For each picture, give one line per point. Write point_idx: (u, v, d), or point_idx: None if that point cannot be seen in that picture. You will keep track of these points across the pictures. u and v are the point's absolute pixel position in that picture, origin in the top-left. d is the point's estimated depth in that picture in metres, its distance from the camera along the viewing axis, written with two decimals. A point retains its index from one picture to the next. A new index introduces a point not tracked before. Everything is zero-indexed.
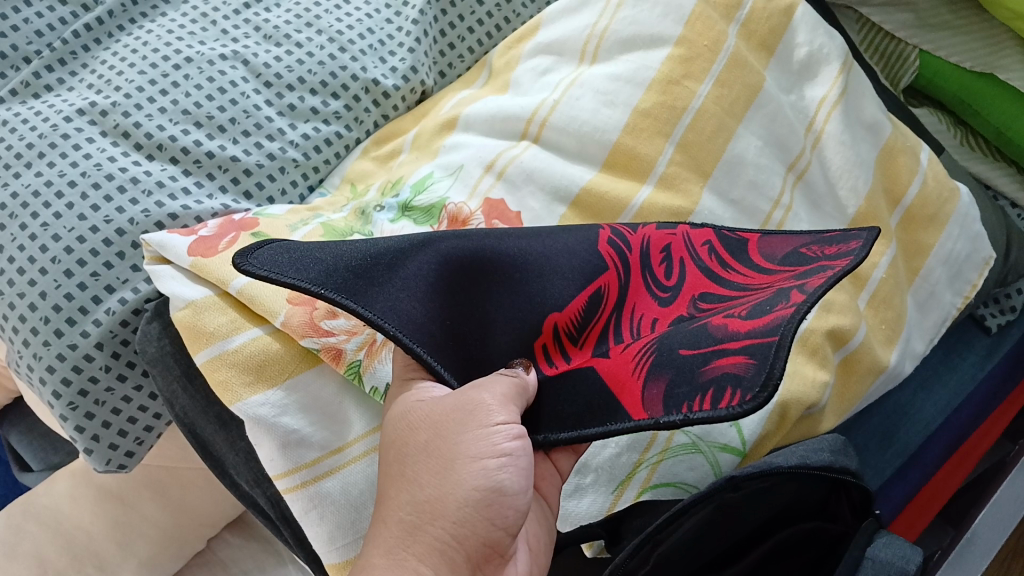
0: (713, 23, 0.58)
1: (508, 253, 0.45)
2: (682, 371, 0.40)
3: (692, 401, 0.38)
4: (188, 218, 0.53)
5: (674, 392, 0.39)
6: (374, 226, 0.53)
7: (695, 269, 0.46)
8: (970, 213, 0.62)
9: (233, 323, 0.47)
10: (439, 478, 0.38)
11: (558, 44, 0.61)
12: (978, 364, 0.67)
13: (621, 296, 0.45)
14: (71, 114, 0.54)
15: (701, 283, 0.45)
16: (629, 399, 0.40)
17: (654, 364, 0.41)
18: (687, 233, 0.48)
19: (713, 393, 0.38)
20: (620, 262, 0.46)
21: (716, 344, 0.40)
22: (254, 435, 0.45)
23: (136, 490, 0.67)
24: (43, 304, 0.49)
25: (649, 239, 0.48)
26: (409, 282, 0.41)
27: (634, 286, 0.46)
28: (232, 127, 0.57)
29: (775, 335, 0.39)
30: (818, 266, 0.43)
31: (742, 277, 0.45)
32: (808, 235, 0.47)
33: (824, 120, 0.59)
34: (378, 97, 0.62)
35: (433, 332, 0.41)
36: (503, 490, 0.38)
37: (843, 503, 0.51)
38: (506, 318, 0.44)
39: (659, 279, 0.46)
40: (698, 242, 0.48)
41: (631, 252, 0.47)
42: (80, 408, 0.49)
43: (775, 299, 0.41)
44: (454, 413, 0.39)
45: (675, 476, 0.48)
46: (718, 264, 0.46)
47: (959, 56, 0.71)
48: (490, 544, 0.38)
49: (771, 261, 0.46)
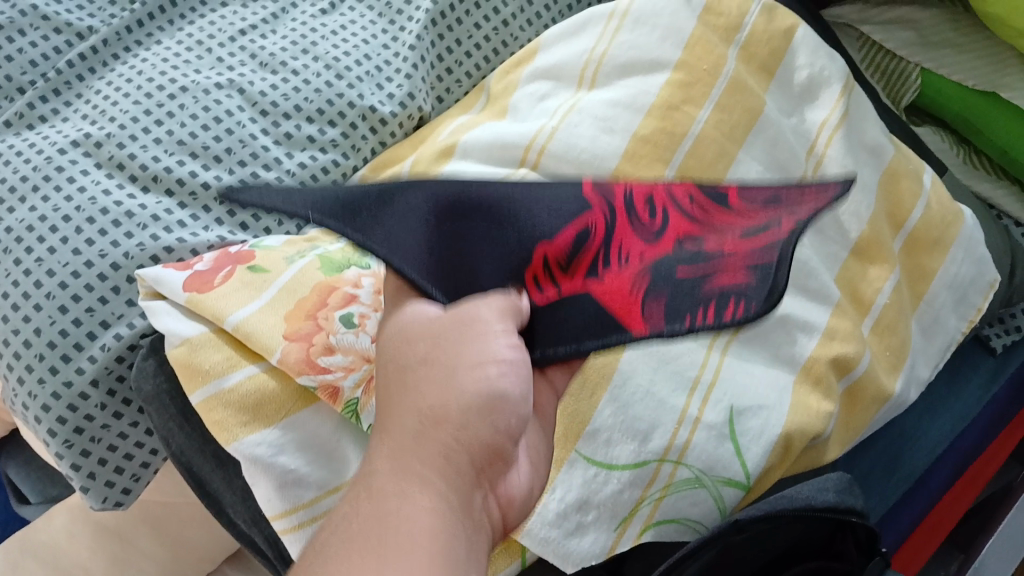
0: (712, 47, 0.58)
1: (498, 195, 0.53)
2: (678, 289, 0.51)
3: (696, 313, 0.50)
4: (184, 251, 0.52)
5: (673, 304, 0.50)
6: (372, 258, 0.52)
7: (678, 216, 0.54)
8: (974, 236, 0.61)
9: (229, 361, 0.46)
10: (441, 383, 0.41)
11: (556, 69, 0.60)
12: (983, 387, 0.66)
13: (609, 232, 0.52)
14: (65, 145, 0.54)
15: (683, 225, 0.54)
16: (630, 315, 0.49)
17: (650, 285, 0.51)
18: (669, 186, 0.54)
19: (715, 304, 0.51)
20: (607, 206, 0.53)
21: (705, 268, 0.52)
22: (250, 475, 0.45)
23: (134, 525, 0.64)
24: (39, 341, 0.49)
25: (631, 189, 0.54)
26: (402, 209, 0.53)
27: (619, 224, 0.53)
28: (228, 157, 0.56)
29: (776, 256, 0.53)
30: (770, 220, 0.55)
31: (727, 221, 0.54)
32: (775, 186, 0.57)
33: (825, 143, 0.59)
34: (375, 124, 0.62)
35: (421, 258, 0.50)
36: (504, 395, 0.41)
37: (848, 541, 0.48)
38: (495, 249, 0.52)
39: (643, 222, 0.53)
40: (681, 194, 0.54)
41: (615, 200, 0.53)
42: (75, 446, 0.49)
43: (762, 230, 0.54)
44: (454, 324, 0.44)
45: (679, 512, 0.47)
46: (701, 210, 0.54)
47: (962, 74, 0.70)
48: (492, 449, 0.40)
49: (751, 205, 0.55)
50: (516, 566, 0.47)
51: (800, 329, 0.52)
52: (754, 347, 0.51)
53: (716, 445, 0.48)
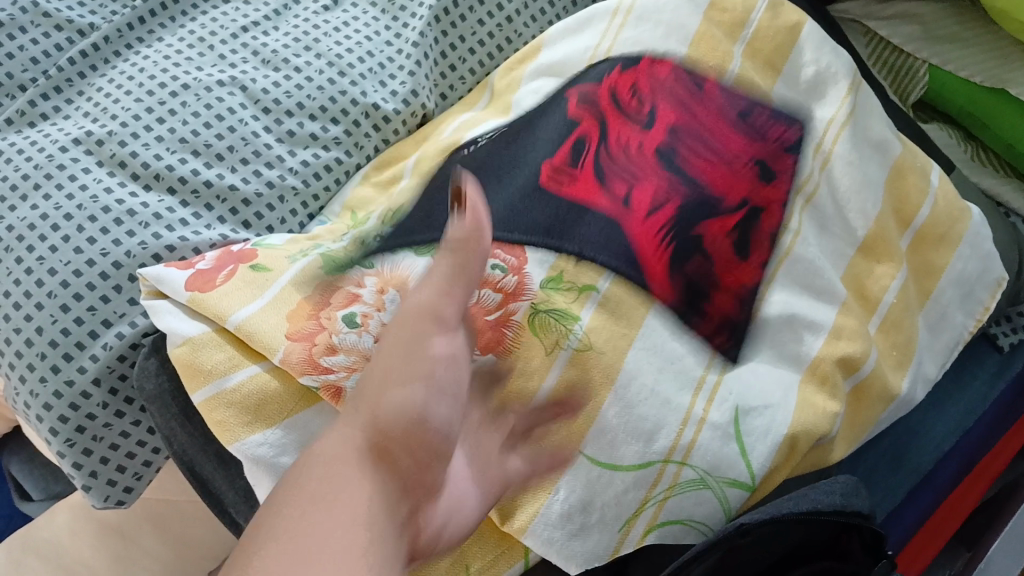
0: (716, 43, 0.58)
1: (496, 137, 0.57)
2: (693, 234, 0.52)
3: (709, 302, 0.52)
4: (186, 249, 0.52)
5: (685, 268, 0.52)
6: (375, 257, 0.50)
7: (663, 106, 0.56)
8: (981, 233, 0.61)
9: (230, 360, 0.46)
10: (375, 395, 0.40)
11: (560, 65, 0.60)
12: (990, 383, 0.66)
13: (602, 134, 0.55)
14: (67, 144, 0.54)
15: (673, 116, 0.55)
16: (654, 272, 0.51)
17: (672, 236, 0.52)
18: (649, 67, 0.57)
19: (716, 260, 0.53)
20: (593, 113, 0.55)
21: (707, 181, 0.54)
22: (253, 476, 0.44)
23: (136, 523, 0.65)
24: (40, 340, 0.49)
25: (617, 84, 0.56)
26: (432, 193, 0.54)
27: (612, 124, 0.55)
28: (230, 156, 0.56)
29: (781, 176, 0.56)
30: (778, 113, 0.58)
31: (721, 139, 0.55)
32: (750, 100, 0.58)
33: (832, 140, 0.57)
34: (378, 121, 0.61)
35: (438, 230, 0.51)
36: (429, 417, 0.40)
37: (854, 541, 0.47)
38: (504, 203, 0.52)
39: (632, 110, 0.56)
40: (659, 74, 0.57)
41: (602, 103, 0.56)
42: (77, 445, 0.49)
43: (769, 156, 0.56)
44: (406, 333, 0.41)
45: (684, 513, 0.47)
46: (691, 94, 0.56)
47: (968, 70, 0.70)
48: (421, 469, 0.39)
49: (738, 104, 0.57)
50: (519, 566, 0.47)
51: (805, 327, 0.52)
52: (759, 346, 0.52)
53: (722, 445, 0.47)
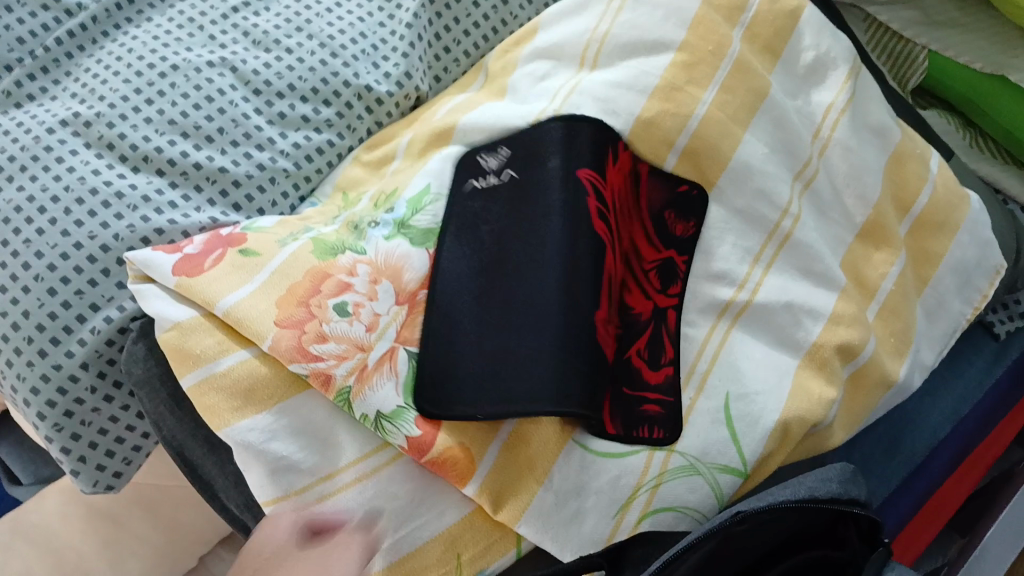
0: (716, 27, 0.56)
1: (511, 223, 0.49)
2: (634, 376, 0.48)
3: (648, 405, 0.47)
4: (175, 233, 0.51)
5: (635, 399, 0.47)
6: (368, 243, 0.50)
7: (624, 218, 0.51)
8: (980, 220, 0.60)
9: (220, 345, 0.45)
10: None
11: (556, 49, 0.59)
12: (986, 371, 0.65)
13: (609, 253, 0.48)
14: (54, 125, 0.53)
15: (629, 234, 0.52)
16: (613, 410, 0.46)
17: (619, 368, 0.48)
18: (624, 167, 0.53)
19: (654, 363, 0.49)
20: (598, 204, 0.49)
21: (650, 326, 0.50)
22: (242, 462, 0.44)
23: (125, 508, 0.63)
24: (26, 324, 0.48)
25: (613, 183, 0.51)
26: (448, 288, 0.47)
27: (615, 244, 0.49)
28: (221, 137, 0.55)
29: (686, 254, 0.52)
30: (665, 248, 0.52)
31: (649, 241, 0.53)
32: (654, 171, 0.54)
33: (830, 127, 0.58)
34: (371, 104, 0.61)
35: (460, 366, 0.45)
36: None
37: (850, 528, 0.47)
38: (528, 331, 0.45)
39: (610, 209, 0.50)
40: (625, 176, 0.53)
41: (604, 198, 0.50)
42: (65, 430, 0.48)
43: (683, 267, 0.52)
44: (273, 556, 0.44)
45: (676, 500, 0.46)
46: (652, 249, 0.52)
47: (968, 56, 0.69)
48: None
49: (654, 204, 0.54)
50: (510, 556, 0.47)
51: (805, 314, 0.52)
52: (754, 331, 0.52)
53: (712, 429, 0.47)
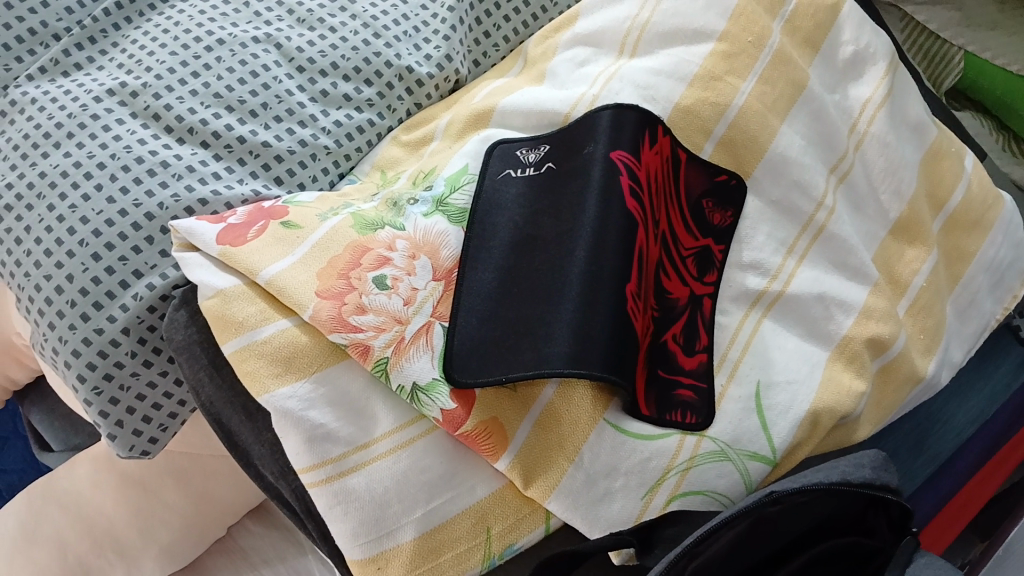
0: (756, 18, 0.57)
1: (545, 200, 0.49)
2: (665, 358, 0.49)
3: (681, 386, 0.48)
4: (218, 204, 0.52)
5: (666, 381, 0.48)
6: (406, 220, 0.50)
7: (661, 200, 0.51)
8: (1013, 221, 0.61)
9: (262, 314, 0.46)
10: None
11: (596, 35, 0.59)
12: (1014, 373, 0.65)
13: (644, 238, 0.48)
14: (100, 94, 0.54)
15: (666, 221, 0.51)
16: (641, 393, 0.47)
17: (648, 351, 0.48)
18: (664, 148, 0.52)
19: (688, 347, 0.49)
20: (636, 190, 0.48)
21: (683, 312, 0.50)
22: (280, 428, 0.44)
23: (158, 478, 0.65)
24: (70, 288, 0.49)
25: (648, 165, 0.50)
26: (483, 260, 0.47)
27: (650, 228, 0.48)
28: (264, 112, 0.56)
29: (723, 245, 0.53)
30: (702, 240, 0.52)
31: (686, 225, 0.52)
32: (696, 162, 0.53)
33: (867, 121, 0.58)
34: (411, 85, 0.61)
35: (493, 335, 0.45)
36: None
37: (880, 517, 0.48)
38: (558, 303, 0.45)
39: (650, 194, 0.49)
40: (666, 158, 0.52)
41: (640, 181, 0.49)
42: (104, 393, 0.49)
43: (710, 253, 0.52)
44: None
45: (705, 484, 0.46)
46: (689, 235, 0.52)
47: (1006, 59, 0.70)
48: None
49: (695, 190, 0.53)
50: (539, 532, 0.47)
51: (837, 306, 0.53)
52: (790, 323, 0.53)
53: (743, 417, 0.48)
